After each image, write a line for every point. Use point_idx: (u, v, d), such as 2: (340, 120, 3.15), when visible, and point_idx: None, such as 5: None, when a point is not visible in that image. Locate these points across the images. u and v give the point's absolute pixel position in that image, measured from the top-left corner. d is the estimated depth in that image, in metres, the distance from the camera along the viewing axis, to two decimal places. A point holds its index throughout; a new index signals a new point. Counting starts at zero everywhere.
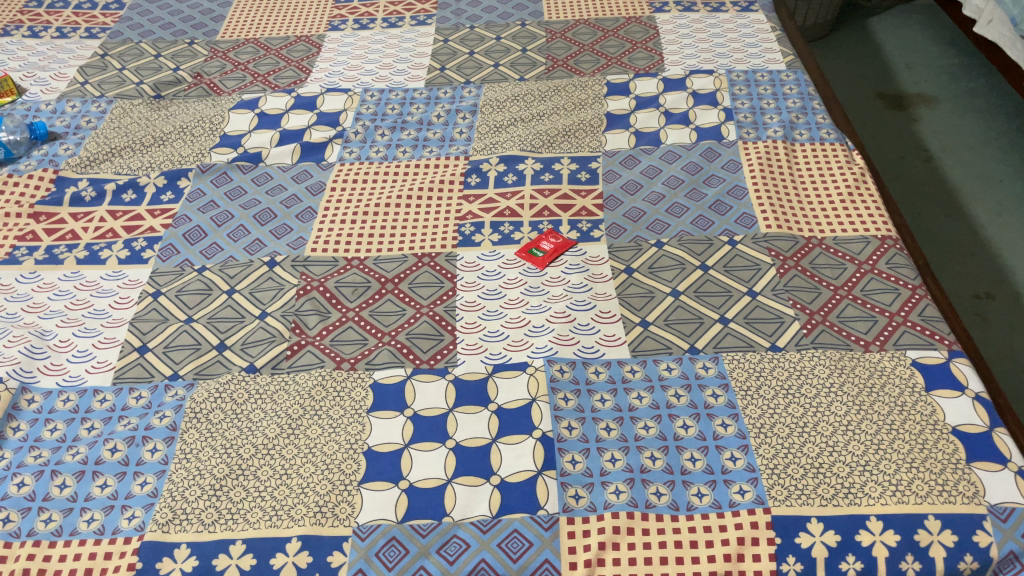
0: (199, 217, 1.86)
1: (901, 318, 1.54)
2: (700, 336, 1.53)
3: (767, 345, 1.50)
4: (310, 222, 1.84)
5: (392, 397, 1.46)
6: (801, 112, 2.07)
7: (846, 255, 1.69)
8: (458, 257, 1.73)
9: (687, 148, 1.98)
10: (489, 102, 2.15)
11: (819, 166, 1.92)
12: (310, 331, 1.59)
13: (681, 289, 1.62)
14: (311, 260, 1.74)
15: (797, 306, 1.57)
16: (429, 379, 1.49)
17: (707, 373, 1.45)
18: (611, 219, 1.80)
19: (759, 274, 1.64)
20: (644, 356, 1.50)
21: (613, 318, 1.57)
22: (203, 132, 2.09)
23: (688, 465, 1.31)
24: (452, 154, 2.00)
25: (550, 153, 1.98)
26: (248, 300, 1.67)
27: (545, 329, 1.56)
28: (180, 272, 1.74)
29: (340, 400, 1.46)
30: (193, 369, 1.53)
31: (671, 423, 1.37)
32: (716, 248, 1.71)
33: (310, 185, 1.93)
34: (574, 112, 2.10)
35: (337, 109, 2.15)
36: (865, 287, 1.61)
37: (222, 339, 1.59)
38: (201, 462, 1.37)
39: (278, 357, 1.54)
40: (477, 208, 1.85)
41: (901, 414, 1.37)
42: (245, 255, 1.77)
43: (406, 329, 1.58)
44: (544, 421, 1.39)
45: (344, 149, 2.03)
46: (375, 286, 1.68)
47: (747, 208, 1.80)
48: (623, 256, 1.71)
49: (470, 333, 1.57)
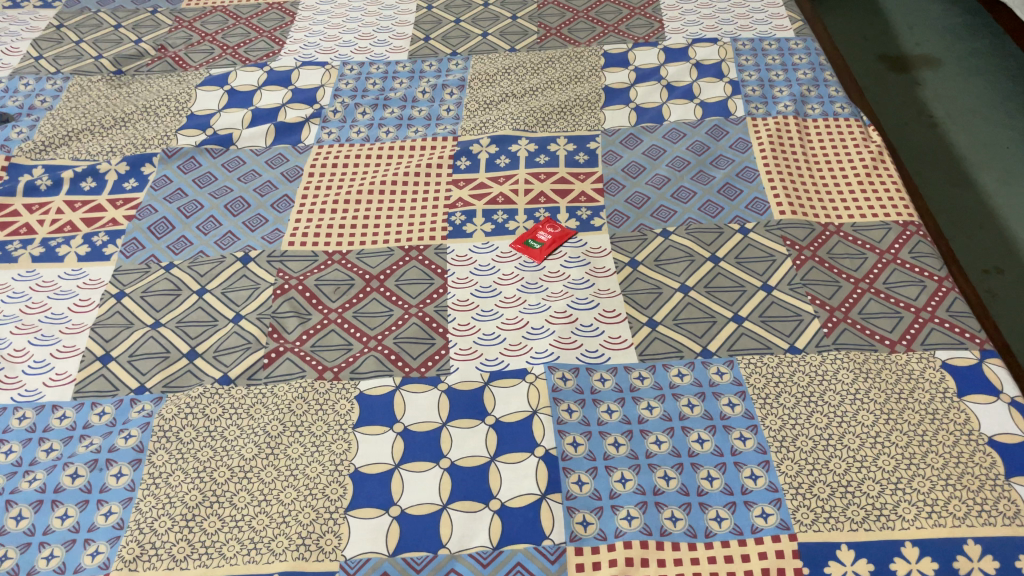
0: (165, 208, 1.71)
1: (928, 314, 1.43)
2: (713, 336, 1.41)
3: (785, 347, 1.39)
4: (286, 212, 1.69)
5: (380, 411, 1.34)
6: (813, 84, 1.94)
7: (866, 243, 1.57)
8: (448, 250, 1.60)
9: (692, 125, 1.84)
10: (477, 76, 1.99)
11: (834, 143, 1.79)
12: (289, 336, 1.46)
13: (691, 284, 1.50)
14: (289, 255, 1.60)
15: (817, 303, 1.46)
16: (421, 389, 1.37)
17: (721, 380, 1.34)
18: (612, 206, 1.67)
19: (774, 266, 1.52)
20: (652, 361, 1.38)
21: (618, 318, 1.45)
22: (168, 112, 1.93)
23: (705, 484, 1.20)
24: (439, 134, 1.85)
25: (545, 133, 1.84)
26: (220, 301, 1.53)
27: (545, 331, 1.44)
28: (145, 269, 1.60)
29: (323, 414, 1.34)
30: (161, 381, 1.40)
31: (684, 437, 1.26)
32: (727, 236, 1.59)
33: (285, 170, 1.78)
34: (570, 87, 1.95)
35: (313, 84, 1.99)
36: (888, 279, 1.49)
37: (193, 347, 1.46)
38: (171, 488, 1.25)
39: (254, 367, 1.42)
40: (468, 194, 1.71)
41: (932, 424, 1.26)
42: (217, 250, 1.63)
43: (393, 332, 1.46)
44: (547, 436, 1.27)
45: (322, 130, 1.88)
46: (359, 284, 1.55)
47: (758, 191, 1.67)
48: (626, 247, 1.58)
49: (464, 336, 1.45)
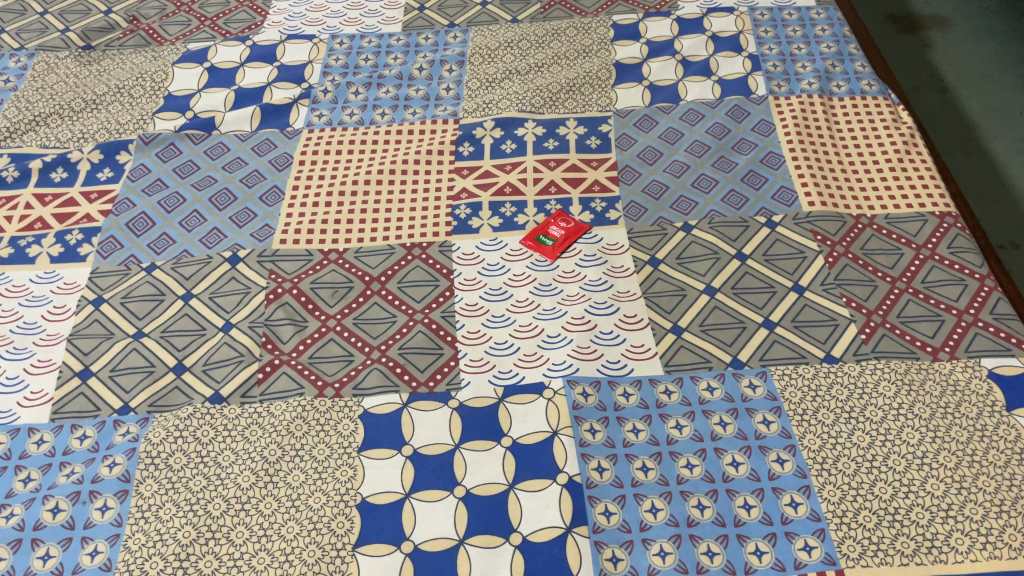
0: (144, 201, 1.58)
1: (970, 318, 1.34)
2: (743, 345, 1.31)
3: (821, 356, 1.29)
4: (277, 205, 1.57)
5: (386, 431, 1.23)
6: (837, 59, 1.81)
7: (902, 237, 1.47)
8: (453, 248, 1.49)
9: (711, 106, 1.72)
10: (477, 51, 1.85)
11: (863, 125, 1.68)
12: (284, 347, 1.35)
13: (717, 285, 1.40)
14: (281, 255, 1.48)
15: (852, 305, 1.36)
16: (430, 407, 1.26)
17: (754, 395, 1.25)
18: (628, 197, 1.56)
19: (805, 264, 1.42)
20: (679, 373, 1.28)
21: (639, 324, 1.35)
22: (144, 92, 1.78)
23: (742, 514, 1.12)
24: (439, 116, 1.72)
25: (553, 115, 1.72)
26: (208, 308, 1.41)
27: (562, 340, 1.34)
28: (124, 272, 1.47)
29: (324, 435, 1.24)
30: (147, 400, 1.29)
31: (717, 459, 1.17)
32: (754, 230, 1.48)
33: (274, 158, 1.65)
34: (578, 62, 1.82)
35: (301, 60, 1.85)
36: (926, 278, 1.40)
37: (180, 360, 1.34)
38: (162, 524, 1.15)
39: (248, 383, 1.30)
40: (472, 184, 1.59)
41: (982, 442, 1.18)
42: (203, 249, 1.50)
43: (398, 342, 1.35)
44: (569, 461, 1.18)
45: (312, 112, 1.74)
46: (358, 287, 1.43)
47: (785, 179, 1.56)
48: (646, 243, 1.48)
49: (474, 345, 1.35)
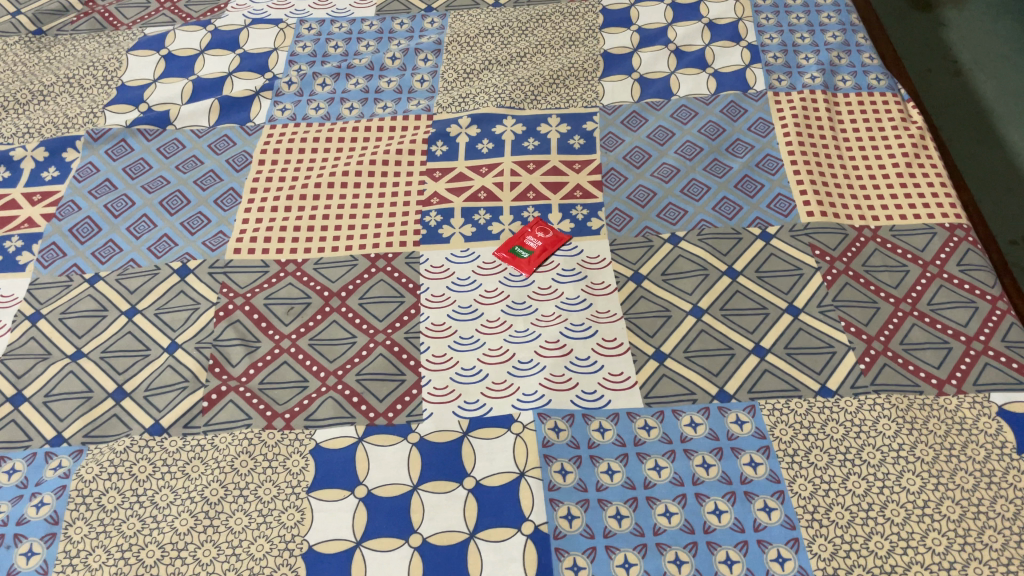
0: (90, 204, 1.47)
1: (980, 345, 1.22)
2: (731, 375, 1.20)
3: (815, 388, 1.18)
4: (232, 210, 1.45)
5: (339, 470, 1.13)
6: (844, 50, 1.68)
7: (907, 252, 1.35)
8: (420, 260, 1.38)
9: (705, 102, 1.59)
10: (455, 38, 1.72)
11: (868, 124, 1.55)
12: (233, 370, 1.25)
13: (704, 306, 1.29)
14: (234, 266, 1.37)
15: (851, 330, 1.24)
16: (388, 441, 1.16)
17: (741, 433, 1.14)
18: (612, 204, 1.44)
19: (801, 283, 1.31)
20: (660, 407, 1.18)
21: (619, 349, 1.25)
22: (95, 82, 1.66)
23: (723, 570, 1.02)
24: (411, 112, 1.60)
25: (534, 111, 1.59)
26: (153, 325, 1.30)
27: (534, 365, 1.23)
28: (65, 283, 1.36)
29: (271, 473, 1.13)
30: (82, 431, 1.19)
31: (698, 507, 1.07)
32: (747, 243, 1.36)
33: (231, 157, 1.53)
34: (563, 52, 1.69)
35: (265, 47, 1.72)
36: (933, 300, 1.28)
37: (120, 385, 1.24)
38: (91, 572, 1.05)
39: (191, 412, 1.20)
40: (444, 188, 1.48)
41: (989, 489, 1.08)
42: (151, 258, 1.39)
43: (356, 366, 1.25)
44: (536, 508, 1.08)
45: (274, 105, 1.62)
46: (316, 303, 1.32)
47: (782, 186, 1.44)
48: (629, 257, 1.36)
49: (439, 371, 1.24)
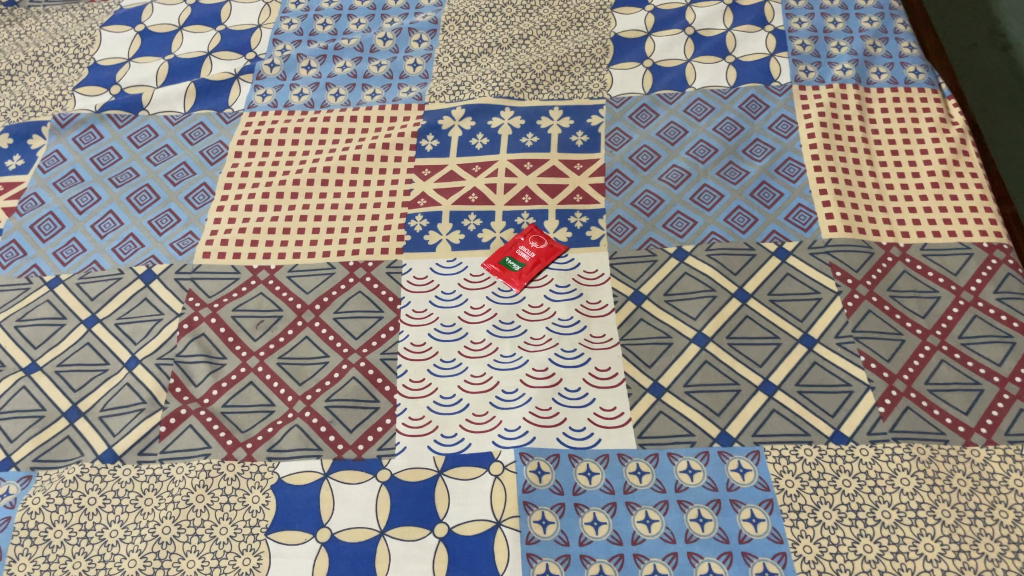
0: (54, 198, 1.37)
1: (1015, 388, 1.10)
2: (735, 415, 1.09)
3: (828, 434, 1.07)
4: (203, 208, 1.35)
5: (301, 510, 1.04)
6: (880, 37, 1.52)
7: (939, 275, 1.21)
8: (402, 270, 1.27)
9: (723, 95, 1.45)
10: (453, 17, 1.59)
11: (904, 124, 1.40)
12: (195, 391, 1.16)
13: (709, 333, 1.17)
14: (203, 271, 1.27)
15: (872, 367, 1.12)
16: (356, 479, 1.07)
17: (742, 483, 1.03)
18: (615, 211, 1.32)
19: (819, 309, 1.18)
20: (654, 449, 1.07)
21: (613, 380, 1.14)
22: (65, 61, 1.56)
23: None
24: (401, 100, 1.48)
25: (534, 102, 1.46)
26: (113, 337, 1.21)
27: (519, 396, 1.13)
28: (24, 286, 1.27)
29: (229, 511, 1.05)
30: (32, 454, 1.11)
31: (690, 569, 0.97)
32: (760, 261, 1.24)
33: (206, 148, 1.42)
34: (569, 35, 1.56)
35: (248, 25, 1.60)
36: (965, 333, 1.15)
37: (74, 403, 1.15)
38: None
39: (147, 438, 1.11)
40: (433, 188, 1.36)
41: (1017, 561, 0.96)
42: (114, 260, 1.29)
43: (326, 391, 1.15)
44: (511, 563, 0.98)
45: (255, 90, 1.50)
46: (288, 317, 1.22)
47: (803, 195, 1.31)
48: (629, 273, 1.24)
49: (416, 399, 1.14)
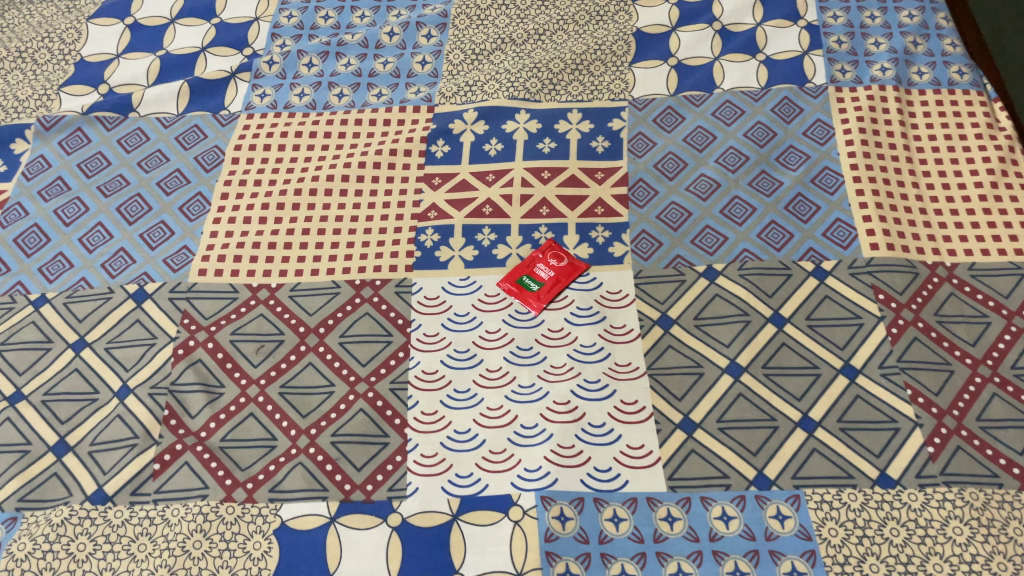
0: (39, 209, 1.28)
1: None
2: (772, 455, 1.01)
3: (873, 477, 0.99)
4: (198, 220, 1.26)
5: (306, 558, 0.97)
6: (921, 34, 1.42)
7: (989, 298, 1.13)
8: (412, 290, 1.18)
9: (754, 97, 1.35)
10: (464, 10, 1.50)
11: (948, 130, 1.30)
12: (191, 424, 1.08)
13: (743, 363, 1.09)
14: (198, 290, 1.19)
15: (919, 401, 1.04)
16: (365, 523, 0.99)
17: (782, 531, 0.96)
18: (639, 224, 1.23)
19: (861, 336, 1.10)
20: (686, 493, 0.99)
21: (640, 414, 1.06)
22: (50, 58, 1.46)
23: None
24: (409, 101, 1.38)
25: (551, 104, 1.37)
26: (103, 363, 1.13)
27: (540, 431, 1.05)
28: (7, 306, 1.19)
29: (228, 558, 0.97)
30: (17, 494, 1.04)
31: None
32: (797, 282, 1.15)
33: (201, 154, 1.33)
34: (587, 30, 1.46)
35: (245, 17, 1.50)
36: (1019, 363, 1.07)
37: (61, 437, 1.08)
38: None
39: (140, 477, 1.04)
40: (444, 199, 1.27)
41: None
42: (104, 278, 1.21)
43: (331, 424, 1.07)
44: None
45: (253, 89, 1.41)
46: (290, 341, 1.14)
47: (842, 209, 1.22)
48: (656, 294, 1.16)
49: (428, 434, 1.06)
